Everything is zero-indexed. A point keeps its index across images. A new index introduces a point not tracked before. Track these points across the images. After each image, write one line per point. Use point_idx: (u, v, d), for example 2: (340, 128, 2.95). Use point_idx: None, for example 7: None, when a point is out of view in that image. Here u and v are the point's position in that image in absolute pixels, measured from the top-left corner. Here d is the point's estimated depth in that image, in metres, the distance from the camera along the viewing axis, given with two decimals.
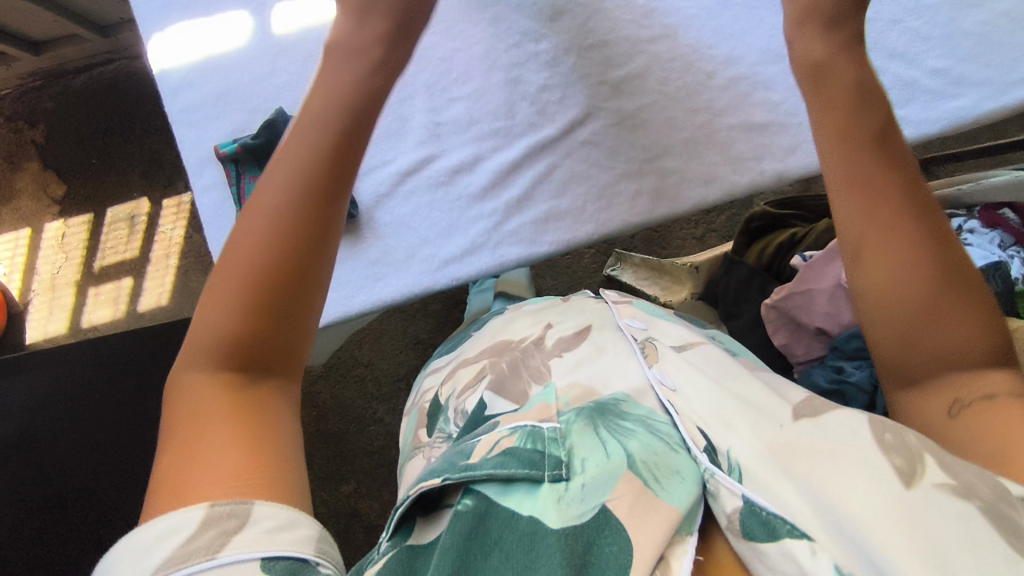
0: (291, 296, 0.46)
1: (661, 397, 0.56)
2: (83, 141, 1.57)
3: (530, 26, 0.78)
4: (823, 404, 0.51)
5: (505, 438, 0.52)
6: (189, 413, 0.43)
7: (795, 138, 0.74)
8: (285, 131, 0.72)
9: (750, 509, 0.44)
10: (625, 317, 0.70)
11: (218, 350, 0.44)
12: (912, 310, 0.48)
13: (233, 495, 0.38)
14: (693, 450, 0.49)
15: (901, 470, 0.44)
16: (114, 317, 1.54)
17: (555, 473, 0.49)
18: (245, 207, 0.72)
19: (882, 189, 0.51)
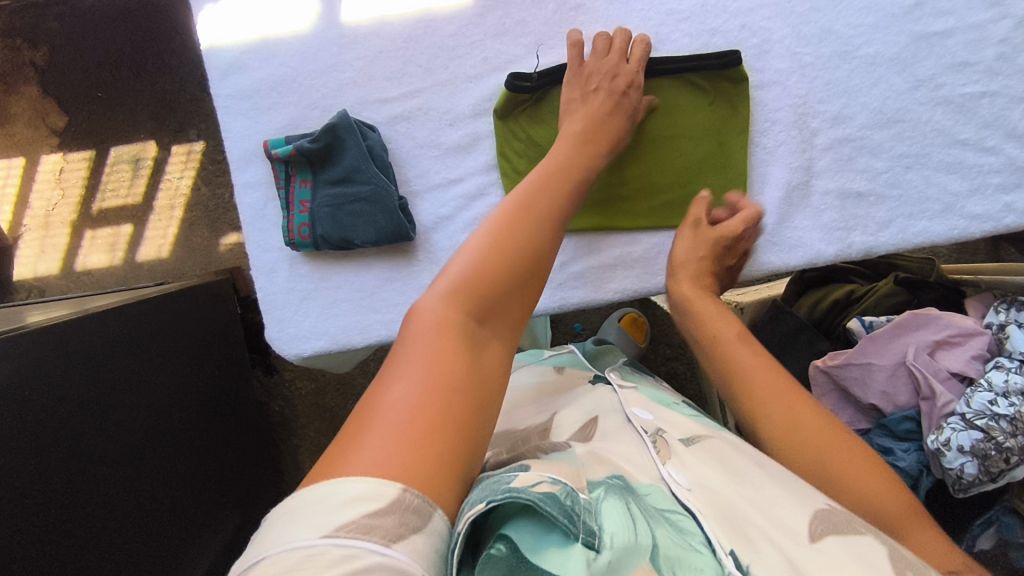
0: (520, 265, 0.53)
1: (680, 500, 0.49)
2: (89, 70, 1.44)
3: None
4: (841, 523, 0.45)
5: (544, 483, 0.42)
6: (419, 337, 0.46)
7: (891, 211, 0.69)
8: (346, 139, 0.64)
9: None
10: (633, 406, 0.62)
11: (468, 271, 0.51)
12: (826, 444, 0.53)
13: (404, 474, 0.38)
14: (716, 552, 0.44)
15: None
16: (110, 264, 1.45)
17: (589, 536, 0.40)
18: (293, 215, 0.66)
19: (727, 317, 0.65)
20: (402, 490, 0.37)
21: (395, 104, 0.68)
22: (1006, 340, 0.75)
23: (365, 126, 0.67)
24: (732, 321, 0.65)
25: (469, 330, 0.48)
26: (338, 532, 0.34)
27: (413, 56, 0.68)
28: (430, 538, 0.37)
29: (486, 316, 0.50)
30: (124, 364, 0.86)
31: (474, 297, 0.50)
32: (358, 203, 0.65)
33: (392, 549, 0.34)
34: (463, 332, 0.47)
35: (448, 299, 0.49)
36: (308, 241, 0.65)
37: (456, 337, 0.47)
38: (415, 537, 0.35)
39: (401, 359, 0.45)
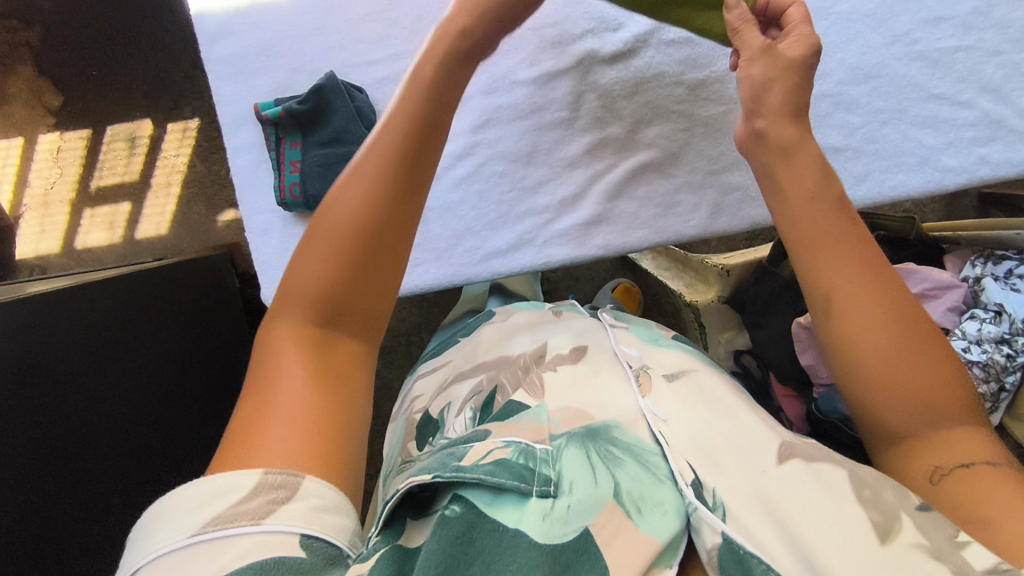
0: (377, 223, 0.51)
1: (652, 428, 0.51)
2: (83, 49, 1.45)
3: None
4: (810, 452, 0.48)
5: (498, 448, 0.48)
6: (267, 362, 0.48)
7: (867, 166, 0.71)
8: (334, 100, 0.66)
9: (727, 546, 0.43)
10: (622, 343, 0.64)
11: (310, 272, 0.50)
12: (886, 330, 0.51)
13: (287, 465, 0.41)
14: (678, 482, 0.46)
15: (877, 523, 0.42)
16: (110, 242, 1.47)
17: (543, 488, 0.45)
18: (284, 175, 0.68)
19: (847, 229, 0.56)
20: (266, 473, 0.40)
21: (382, 66, 0.70)
22: (982, 292, 0.77)
23: (353, 87, 0.68)
24: (854, 231, 0.56)
25: (319, 340, 0.49)
26: (210, 525, 0.38)
27: (398, 18, 0.70)
28: (304, 502, 0.40)
29: (338, 325, 0.50)
30: (134, 330, 0.88)
31: (319, 308, 0.49)
32: (346, 163, 0.67)
33: (264, 525, 0.38)
34: (308, 347, 0.48)
35: (297, 317, 0.49)
36: (299, 202, 0.67)
37: (305, 348, 0.48)
38: (289, 506, 0.39)
39: (256, 390, 0.46)
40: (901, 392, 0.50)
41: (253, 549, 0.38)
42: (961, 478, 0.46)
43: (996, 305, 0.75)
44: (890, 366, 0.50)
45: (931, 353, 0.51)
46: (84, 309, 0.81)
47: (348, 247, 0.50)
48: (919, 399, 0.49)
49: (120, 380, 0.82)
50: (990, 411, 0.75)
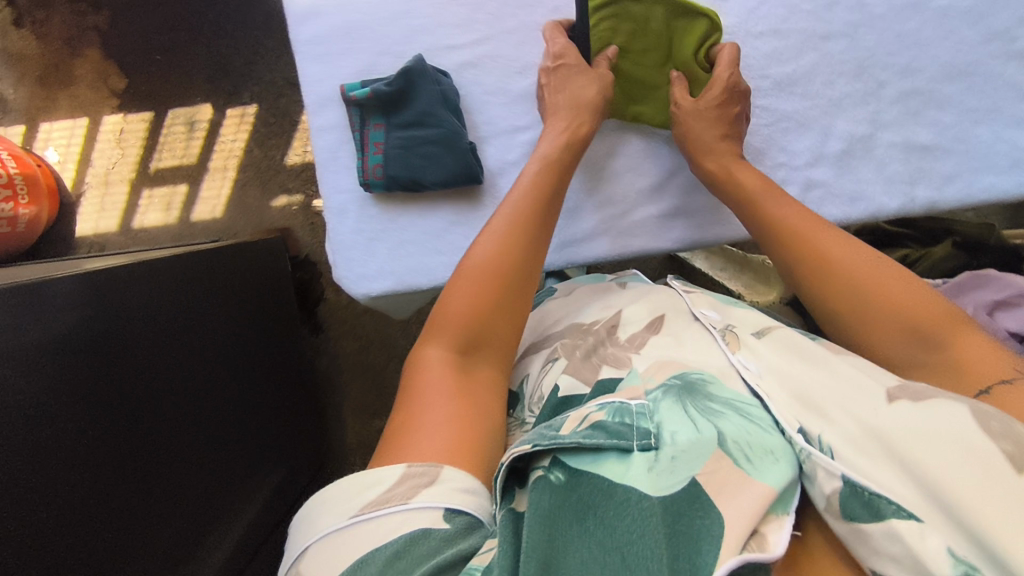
0: (510, 304, 0.57)
1: (749, 382, 0.51)
2: (149, 34, 1.49)
3: (696, 2, 0.71)
4: (922, 388, 0.44)
5: (594, 412, 0.49)
6: (419, 380, 0.51)
7: (956, 165, 0.69)
8: (421, 83, 0.67)
9: (851, 488, 0.41)
10: (700, 306, 0.63)
11: (462, 301, 0.56)
12: (872, 276, 0.54)
13: (428, 459, 0.43)
14: (785, 430, 0.46)
15: (1013, 457, 0.37)
16: (166, 223, 1.51)
17: (644, 442, 0.46)
18: (367, 156, 0.68)
19: (810, 218, 0.61)
20: (410, 466, 0.43)
21: (465, 51, 0.70)
22: None
23: (439, 71, 0.69)
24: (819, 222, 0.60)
25: (463, 368, 0.52)
26: (362, 510, 0.40)
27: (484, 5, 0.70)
28: (447, 483, 0.42)
29: (478, 353, 0.54)
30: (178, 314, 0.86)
31: (461, 336, 0.54)
32: (431, 146, 0.68)
33: (412, 503, 0.41)
34: (454, 371, 0.52)
35: (439, 344, 0.53)
36: (381, 182, 0.68)
37: (453, 370, 0.51)
38: (432, 488, 0.41)
39: (410, 398, 0.49)
40: (889, 337, 0.52)
41: (404, 524, 0.40)
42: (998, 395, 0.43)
43: None
44: (866, 326, 0.53)
45: (910, 287, 0.53)
46: (135, 286, 0.78)
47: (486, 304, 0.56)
48: (905, 334, 0.51)
49: (169, 362, 0.80)
50: None
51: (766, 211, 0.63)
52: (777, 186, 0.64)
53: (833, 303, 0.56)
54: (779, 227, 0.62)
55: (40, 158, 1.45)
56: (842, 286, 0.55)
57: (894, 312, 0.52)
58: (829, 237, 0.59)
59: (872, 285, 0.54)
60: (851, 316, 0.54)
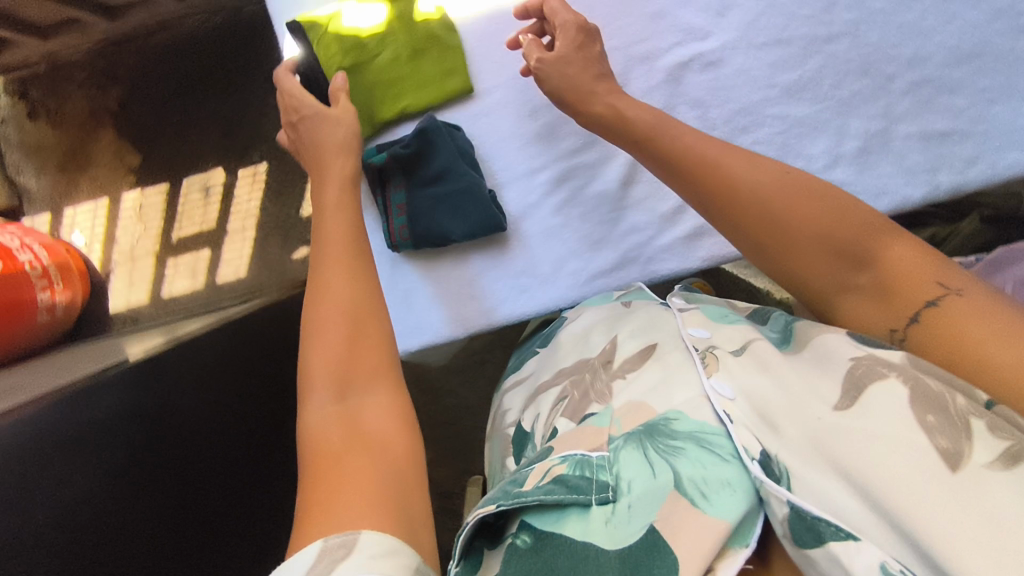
0: (358, 318, 0.53)
1: (716, 408, 0.48)
2: (156, 108, 1.53)
3: (694, 22, 0.70)
4: (866, 374, 0.44)
5: (556, 465, 0.49)
6: (317, 439, 0.46)
7: (977, 148, 0.69)
8: (437, 141, 0.68)
9: (795, 514, 0.40)
10: (691, 325, 0.58)
11: (322, 341, 0.51)
12: (795, 206, 0.52)
13: (344, 528, 0.38)
14: (744, 459, 0.44)
15: (946, 451, 0.39)
16: (194, 288, 1.55)
17: (602, 495, 0.46)
18: (392, 219, 0.70)
19: (738, 151, 0.57)
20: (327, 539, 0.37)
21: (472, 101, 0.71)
22: None
23: (450, 125, 0.70)
24: (774, 166, 0.55)
25: (343, 412, 0.48)
26: None
27: (488, 55, 0.71)
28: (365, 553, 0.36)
29: (357, 389, 0.50)
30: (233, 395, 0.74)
31: (334, 374, 0.49)
32: (454, 200, 0.69)
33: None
34: (343, 421, 0.47)
35: (318, 397, 0.48)
36: (408, 242, 0.70)
37: (342, 423, 0.47)
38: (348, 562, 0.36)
39: (313, 462, 0.44)
40: (825, 263, 0.51)
41: None
42: (936, 321, 0.45)
43: None
44: (830, 250, 0.51)
45: (814, 200, 0.52)
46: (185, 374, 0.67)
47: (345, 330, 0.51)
48: (828, 254, 0.51)
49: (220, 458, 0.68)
50: None
51: (720, 148, 0.57)
52: (738, 148, 0.56)
53: (805, 240, 0.52)
54: (705, 159, 0.56)
55: (67, 242, 1.49)
56: (800, 209, 0.52)
57: (814, 245, 0.52)
58: (766, 172, 0.54)
59: (806, 219, 0.52)
60: (789, 249, 0.53)
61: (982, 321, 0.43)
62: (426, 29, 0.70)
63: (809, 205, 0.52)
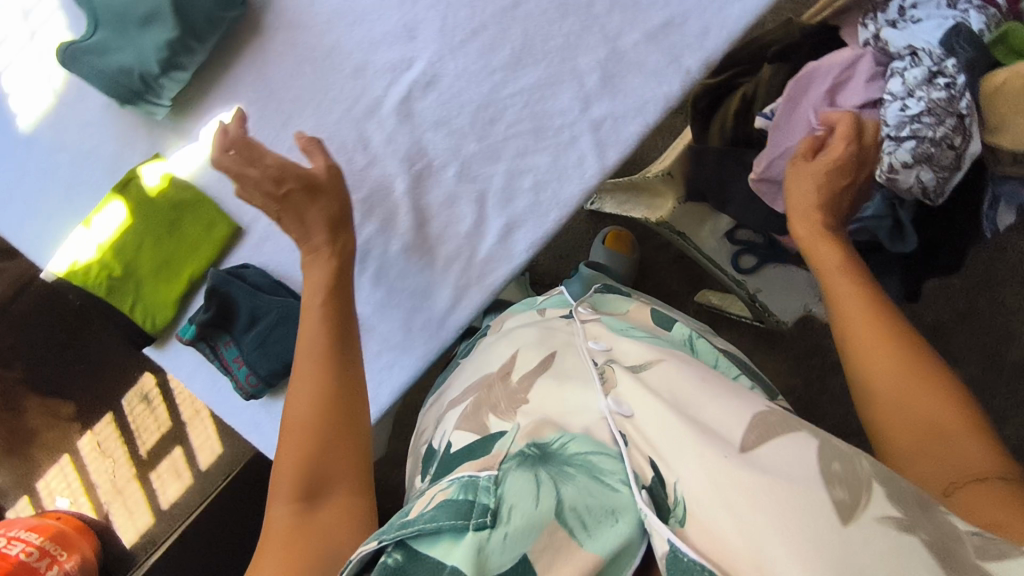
0: (336, 431, 0.59)
1: (612, 427, 0.56)
2: (58, 356, 1.54)
3: (394, 55, 0.69)
4: (774, 428, 0.52)
5: (441, 490, 0.51)
6: (273, 543, 0.53)
7: (702, 19, 0.69)
8: (229, 289, 0.68)
9: (674, 554, 0.46)
10: (589, 338, 0.70)
11: (289, 452, 0.58)
12: (905, 386, 0.61)
13: None
14: (632, 486, 0.51)
15: (842, 501, 0.46)
16: (185, 486, 1.57)
17: (481, 519, 0.47)
18: (237, 373, 0.71)
19: (833, 270, 0.71)
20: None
21: (249, 235, 0.71)
22: (887, 46, 0.73)
23: (236, 266, 0.70)
24: (856, 279, 0.69)
25: (304, 514, 0.55)
26: None
27: (235, 185, 0.70)
28: None
29: (323, 493, 0.57)
30: None
31: (302, 483, 0.56)
32: (278, 329, 0.70)
33: None
34: (297, 521, 0.55)
35: (281, 502, 0.56)
36: (262, 385, 0.71)
37: (298, 524, 0.54)
38: None
39: (264, 560, 0.52)
40: (922, 446, 0.59)
41: None
42: (971, 489, 0.55)
43: (908, 48, 0.71)
44: (895, 395, 0.61)
45: (926, 389, 0.61)
46: None
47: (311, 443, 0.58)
48: (922, 433, 0.59)
49: None
50: (968, 140, 0.69)
51: (846, 280, 0.70)
52: (851, 260, 0.72)
53: (893, 387, 0.62)
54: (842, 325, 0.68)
55: (55, 509, 1.52)
56: (877, 379, 0.63)
57: (914, 406, 0.60)
58: (844, 284, 0.70)
59: (895, 387, 0.61)
60: (894, 404, 0.61)
61: (989, 502, 0.53)
62: (167, 200, 0.69)
63: (889, 351, 0.63)
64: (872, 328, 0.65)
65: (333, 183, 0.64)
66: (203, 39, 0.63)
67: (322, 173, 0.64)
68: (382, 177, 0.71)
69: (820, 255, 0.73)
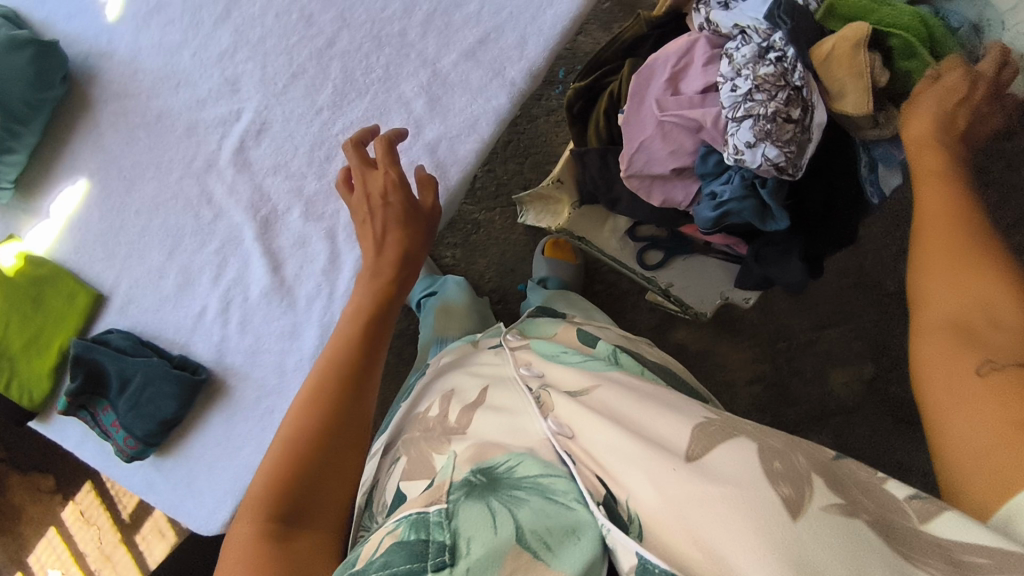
0: (327, 453, 0.55)
1: (557, 447, 0.49)
2: (34, 432, 1.58)
3: (222, 109, 0.71)
4: (717, 432, 0.47)
5: (388, 534, 0.43)
6: (232, 570, 0.47)
7: (517, 31, 0.69)
8: (95, 356, 0.70)
9: (643, 566, 0.40)
10: (521, 365, 0.60)
11: (271, 467, 0.53)
12: (969, 279, 0.54)
13: None
14: (586, 499, 0.44)
15: (789, 499, 0.41)
16: (171, 543, 1.59)
17: (438, 560, 0.40)
18: (115, 437, 0.72)
19: (926, 155, 0.64)
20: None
21: (115, 300, 0.73)
22: (717, 28, 0.74)
23: (102, 333, 0.72)
24: (932, 167, 0.63)
25: (277, 536, 0.49)
26: None
27: (92, 253, 0.72)
28: None
29: (302, 520, 0.52)
30: None
31: (282, 505, 0.51)
32: (147, 389, 0.71)
33: None
34: (267, 544, 0.49)
35: (249, 519, 0.50)
36: (141, 446, 0.72)
37: (268, 548, 0.48)
38: None
39: None
40: (955, 300, 0.54)
41: None
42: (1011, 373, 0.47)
43: (735, 28, 0.71)
44: (962, 279, 0.55)
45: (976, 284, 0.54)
46: None
47: (301, 458, 0.54)
48: (972, 302, 0.53)
49: None
50: (810, 112, 0.69)
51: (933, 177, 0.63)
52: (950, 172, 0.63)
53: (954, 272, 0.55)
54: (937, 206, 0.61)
55: None
56: (970, 258, 0.55)
57: (964, 287, 0.54)
58: (938, 198, 0.61)
59: (957, 291, 0.54)
60: (949, 285, 0.55)
61: (982, 413, 0.46)
62: (26, 278, 0.71)
63: (965, 257, 0.56)
64: (936, 223, 0.59)
65: (430, 216, 0.67)
66: (30, 122, 0.67)
67: (428, 204, 0.67)
68: (232, 227, 0.72)
69: (918, 162, 0.65)
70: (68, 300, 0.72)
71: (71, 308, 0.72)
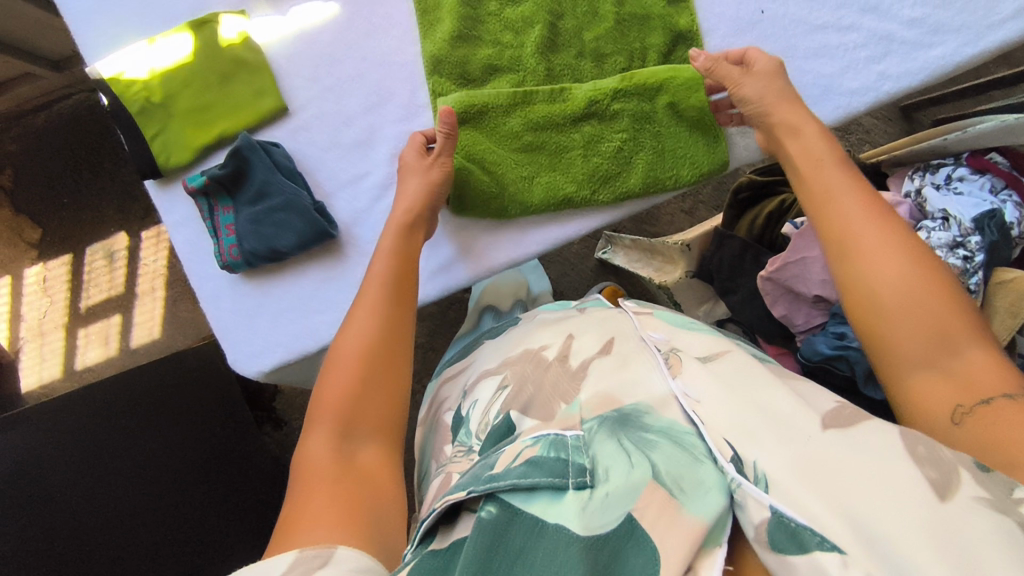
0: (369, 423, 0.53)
1: (683, 407, 0.51)
2: (50, 182, 1.49)
3: (494, 22, 0.73)
4: (850, 416, 0.47)
5: (528, 447, 0.50)
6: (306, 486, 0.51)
7: None
8: (251, 158, 0.69)
9: (777, 520, 0.40)
10: (648, 329, 0.64)
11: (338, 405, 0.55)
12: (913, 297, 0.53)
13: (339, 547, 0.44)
14: (717, 459, 0.45)
15: (937, 481, 0.40)
16: (108, 356, 1.50)
17: (579, 480, 0.46)
18: (221, 240, 0.70)
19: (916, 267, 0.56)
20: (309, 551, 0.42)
21: (291, 121, 0.73)
22: (926, 203, 0.79)
23: (268, 142, 0.71)
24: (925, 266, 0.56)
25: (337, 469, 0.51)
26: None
27: (298, 70, 0.73)
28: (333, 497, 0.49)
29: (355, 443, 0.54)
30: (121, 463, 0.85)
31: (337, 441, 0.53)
32: (277, 213, 0.69)
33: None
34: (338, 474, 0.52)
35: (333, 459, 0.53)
36: (239, 260, 0.70)
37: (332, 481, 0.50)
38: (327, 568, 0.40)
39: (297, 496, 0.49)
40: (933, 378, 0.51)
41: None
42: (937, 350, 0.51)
43: (942, 212, 0.77)
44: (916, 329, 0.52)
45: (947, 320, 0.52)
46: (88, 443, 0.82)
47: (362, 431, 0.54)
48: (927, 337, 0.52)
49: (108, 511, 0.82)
50: None
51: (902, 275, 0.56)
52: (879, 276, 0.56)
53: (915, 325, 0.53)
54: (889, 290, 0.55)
55: None
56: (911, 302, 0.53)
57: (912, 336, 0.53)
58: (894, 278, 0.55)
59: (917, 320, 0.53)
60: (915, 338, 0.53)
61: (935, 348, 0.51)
62: (230, 55, 0.71)
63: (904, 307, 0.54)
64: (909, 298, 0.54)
65: None
66: None
67: None
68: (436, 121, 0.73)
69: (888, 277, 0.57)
70: (255, 95, 0.71)
71: (254, 104, 0.71)
